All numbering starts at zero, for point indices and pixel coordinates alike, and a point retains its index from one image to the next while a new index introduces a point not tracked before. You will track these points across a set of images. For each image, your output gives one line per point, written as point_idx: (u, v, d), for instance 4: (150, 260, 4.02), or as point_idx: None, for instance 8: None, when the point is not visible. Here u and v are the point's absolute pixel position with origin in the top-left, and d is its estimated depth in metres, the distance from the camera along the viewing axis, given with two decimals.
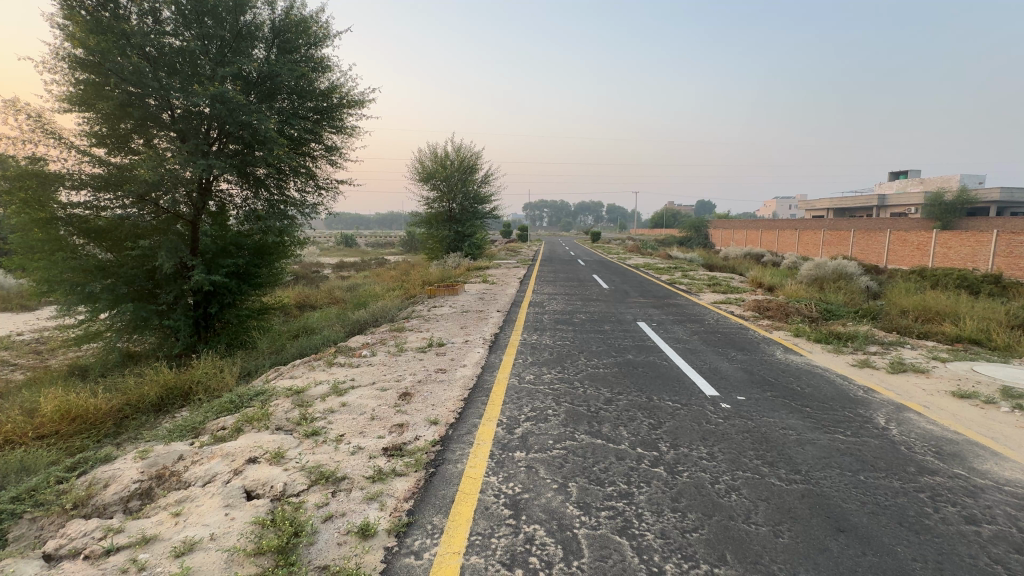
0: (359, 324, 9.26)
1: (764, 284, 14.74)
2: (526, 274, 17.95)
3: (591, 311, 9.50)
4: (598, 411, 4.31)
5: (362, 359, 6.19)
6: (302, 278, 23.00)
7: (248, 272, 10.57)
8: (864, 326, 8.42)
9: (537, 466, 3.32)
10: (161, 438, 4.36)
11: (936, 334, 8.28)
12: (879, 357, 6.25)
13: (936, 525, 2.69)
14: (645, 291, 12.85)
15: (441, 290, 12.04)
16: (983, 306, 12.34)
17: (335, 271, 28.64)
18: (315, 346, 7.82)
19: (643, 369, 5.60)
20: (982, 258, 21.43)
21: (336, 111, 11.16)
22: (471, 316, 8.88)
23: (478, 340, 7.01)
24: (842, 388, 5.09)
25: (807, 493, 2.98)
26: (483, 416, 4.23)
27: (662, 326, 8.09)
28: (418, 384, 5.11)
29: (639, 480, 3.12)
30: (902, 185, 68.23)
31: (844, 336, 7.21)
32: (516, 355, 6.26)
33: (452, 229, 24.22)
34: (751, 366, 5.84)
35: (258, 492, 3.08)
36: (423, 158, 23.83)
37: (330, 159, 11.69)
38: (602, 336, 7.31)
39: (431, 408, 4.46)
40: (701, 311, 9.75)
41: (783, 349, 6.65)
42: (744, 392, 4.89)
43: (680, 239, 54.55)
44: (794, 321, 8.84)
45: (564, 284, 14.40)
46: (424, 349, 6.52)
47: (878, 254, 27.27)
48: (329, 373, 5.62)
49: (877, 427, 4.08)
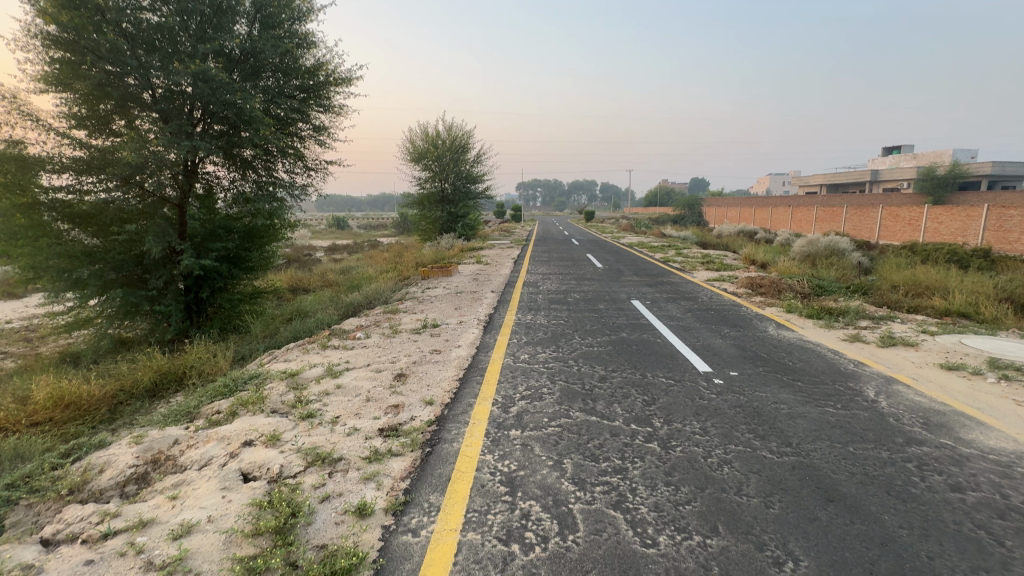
0: (353, 306, 9.22)
1: (757, 261, 14.80)
2: (520, 254, 17.91)
3: (585, 290, 9.49)
4: (593, 388, 4.34)
5: (356, 341, 6.17)
6: (294, 261, 22.77)
7: (239, 256, 10.46)
8: (855, 301, 8.49)
9: (533, 444, 3.35)
10: (156, 423, 4.35)
11: (926, 308, 8.38)
12: (869, 332, 6.31)
13: (922, 493, 2.75)
14: (638, 269, 12.86)
15: (435, 271, 11.98)
16: (971, 279, 12.50)
17: (328, 253, 28.40)
18: (309, 329, 7.79)
19: (637, 347, 5.63)
20: (972, 232, 21.64)
21: (322, 89, 10.89)
22: (465, 297, 8.86)
23: (473, 320, 7.01)
24: (833, 362, 5.15)
25: (797, 465, 3.03)
26: (479, 395, 4.24)
27: (655, 304, 8.11)
28: (413, 365, 5.11)
29: (633, 455, 3.16)
30: (896, 160, 68.19)
31: (835, 311, 7.27)
32: (510, 334, 6.26)
33: (445, 210, 24.01)
34: (745, 342, 5.89)
35: (255, 474, 3.09)
36: (414, 136, 23.43)
37: (319, 139, 11.45)
38: (596, 315, 7.32)
39: (426, 388, 4.47)
40: (695, 289, 9.77)
41: (775, 325, 6.71)
42: (737, 367, 4.95)
43: (673, 217, 54.46)
44: (786, 297, 8.90)
45: (558, 264, 14.37)
46: (418, 331, 6.51)
47: (870, 229, 27.42)
48: (324, 356, 5.60)
49: (867, 399, 4.14)
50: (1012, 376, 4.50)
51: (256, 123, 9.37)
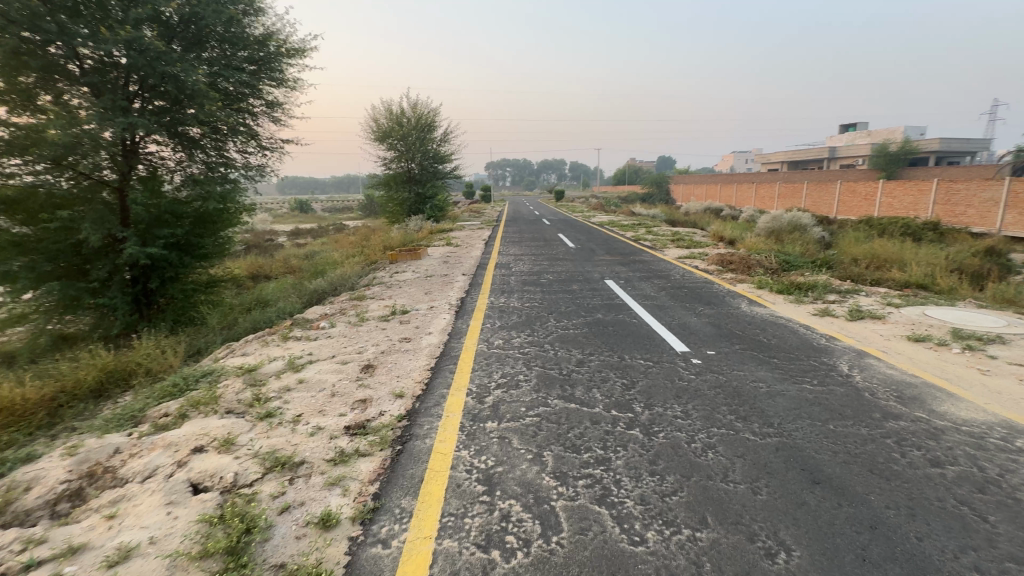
0: (317, 294, 8.76)
1: (725, 238, 14.99)
2: (491, 235, 17.58)
3: (558, 271, 9.31)
4: (570, 374, 4.19)
5: (320, 332, 5.82)
6: (254, 247, 21.70)
7: (190, 244, 9.77)
8: (820, 275, 8.64)
9: (510, 436, 3.17)
10: (96, 429, 3.94)
11: (887, 280, 8.60)
12: (837, 305, 6.41)
13: (904, 470, 2.73)
14: (610, 248, 12.79)
15: (403, 255, 11.54)
16: (924, 251, 13.01)
17: (291, 238, 27.26)
18: (270, 319, 7.34)
19: (614, 328, 5.52)
20: (923, 207, 22.59)
21: (274, 62, 10.18)
22: (436, 281, 8.54)
23: (444, 305, 6.75)
24: (805, 337, 5.17)
25: (781, 446, 2.97)
26: (452, 385, 4.03)
27: (629, 284, 8.02)
28: (381, 355, 4.83)
29: (615, 444, 3.03)
30: (851, 137, 70.56)
31: (804, 286, 7.35)
32: (483, 319, 6.04)
33: (412, 191, 23.33)
34: (719, 319, 5.87)
35: (206, 485, 2.80)
36: (377, 115, 22.52)
37: (273, 116, 10.76)
38: (570, 296, 7.16)
39: (396, 380, 4.22)
40: (667, 267, 9.74)
41: (747, 302, 6.72)
42: (714, 345, 4.90)
43: (642, 196, 54.91)
44: (755, 273, 8.98)
45: (529, 245, 14.16)
46: (386, 318, 6.20)
47: (829, 205, 28.29)
48: (285, 348, 5.24)
49: (841, 374, 4.15)
50: (975, 346, 4.61)
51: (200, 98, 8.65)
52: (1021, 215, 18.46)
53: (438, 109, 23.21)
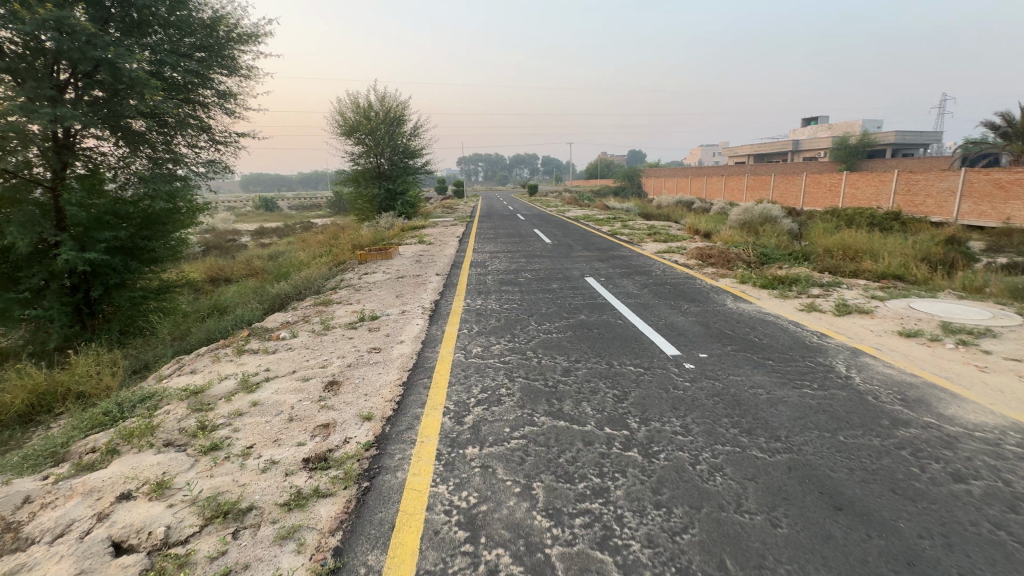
0: (280, 299, 8.14)
1: (700, 231, 14.96)
2: (465, 231, 17.10)
3: (536, 269, 8.95)
4: (556, 385, 3.84)
5: (279, 343, 5.28)
6: (214, 248, 20.53)
7: (136, 247, 8.97)
8: (799, 268, 8.55)
9: (494, 465, 2.79)
10: (6, 470, 3.36)
11: (865, 271, 8.58)
12: (822, 300, 6.27)
13: (928, 488, 2.49)
14: (588, 243, 12.52)
15: (373, 255, 10.97)
16: (892, 241, 13.24)
17: (254, 238, 26.01)
18: (225, 329, 6.70)
19: (599, 331, 5.19)
20: (885, 197, 23.21)
21: (224, 48, 9.45)
22: (408, 283, 8.05)
23: (417, 310, 6.30)
24: (796, 335, 4.96)
25: (793, 465, 2.69)
26: (426, 404, 3.61)
27: (610, 281, 7.73)
28: (347, 370, 4.37)
29: (612, 470, 2.70)
30: (813, 130, 72.74)
31: (787, 280, 7.22)
32: (459, 324, 5.63)
33: (382, 186, 22.59)
34: (707, 318, 5.62)
35: (130, 544, 2.33)
36: (344, 108, 21.66)
37: (226, 107, 10.01)
38: (551, 296, 6.81)
39: (364, 399, 3.78)
40: (646, 262, 9.51)
41: (732, 298, 6.52)
42: (705, 347, 4.62)
43: (614, 190, 55.15)
44: (736, 267, 8.84)
45: (505, 241, 13.78)
46: (354, 325, 5.71)
47: (795, 196, 28.89)
48: (238, 364, 4.70)
49: (840, 376, 3.93)
50: (969, 341, 4.49)
51: (137, 86, 7.84)
52: (977, 205, 19.30)
53: (407, 103, 22.48)
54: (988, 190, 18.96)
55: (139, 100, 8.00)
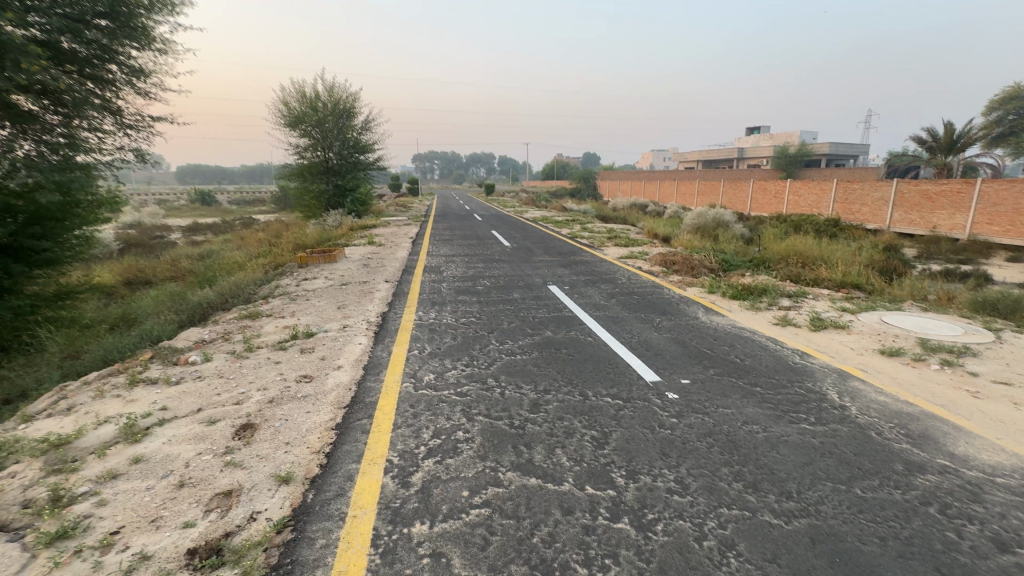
0: (200, 309, 7.05)
1: (659, 236, 14.86)
2: (419, 232, 16.24)
3: (495, 275, 8.31)
4: (524, 426, 3.21)
5: (186, 371, 4.33)
6: (136, 245, 18.46)
7: (25, 248, 7.66)
8: (762, 277, 8.40)
9: (448, 552, 2.13)
10: None
11: (824, 280, 8.55)
12: (794, 312, 6.03)
13: (976, 564, 2.06)
14: (548, 247, 12.01)
15: (315, 258, 9.98)
16: (839, 248, 13.62)
17: (185, 235, 23.76)
18: (125, 347, 5.60)
19: (568, 352, 4.62)
20: (825, 204, 24.28)
21: (134, 17, 8.12)
22: (352, 291, 7.19)
23: (360, 325, 5.49)
24: (777, 354, 4.60)
25: (816, 537, 2.21)
26: (363, 456, 2.89)
27: (575, 290, 7.22)
28: (267, 408, 3.54)
29: (601, 555, 2.11)
30: (756, 139, 76.49)
31: (756, 290, 6.98)
32: (408, 343, 4.89)
33: (330, 182, 21.24)
34: (682, 335, 5.17)
35: None
36: (287, 97, 20.11)
37: (135, 87, 8.69)
38: (512, 308, 6.20)
39: (285, 449, 3.00)
40: (610, 269, 9.10)
41: (704, 310, 6.16)
42: (686, 372, 4.14)
43: (571, 191, 55.48)
44: (701, 275, 8.59)
45: (462, 244, 13.07)
46: (283, 346, 4.84)
47: (742, 202, 29.86)
48: (125, 401, 3.74)
49: (835, 406, 3.53)
50: (953, 361, 4.27)
51: (11, 53, 6.57)
52: (907, 214, 20.49)
53: (357, 94, 21.19)
54: (917, 200, 20.14)
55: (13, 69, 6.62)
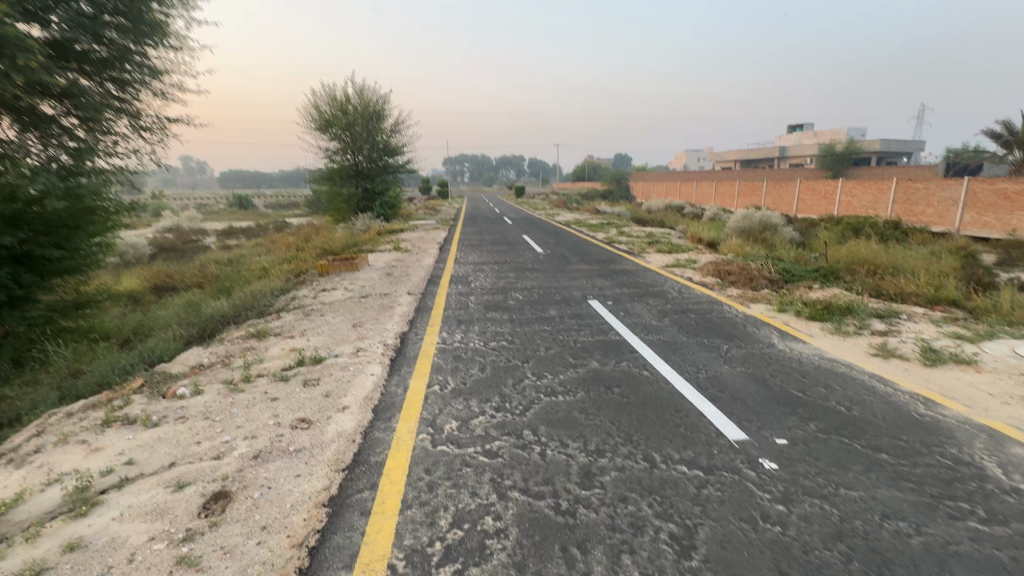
0: (211, 323, 6.54)
1: (703, 240, 13.73)
2: (448, 237, 15.64)
3: (528, 288, 7.51)
4: (575, 512, 2.38)
5: (170, 407, 3.70)
6: (169, 250, 18.60)
7: (37, 256, 7.15)
8: (836, 291, 7.27)
9: None
10: None
11: (910, 295, 7.33)
12: (895, 339, 4.94)
13: None
14: (585, 254, 11.13)
15: (337, 265, 9.43)
16: (910, 255, 12.14)
17: (220, 239, 24.04)
18: (122, 369, 5.06)
19: (621, 392, 3.75)
20: (883, 205, 22.33)
21: (148, 12, 7.66)
22: (371, 305, 6.52)
23: (375, 350, 4.76)
24: (893, 401, 3.59)
25: None
26: (358, 558, 2.12)
27: (620, 306, 6.33)
28: (251, 467, 2.84)
29: None
30: (798, 137, 72.95)
31: (838, 308, 5.90)
32: (427, 376, 4.12)
33: (359, 186, 20.96)
34: (760, 369, 4.21)
35: None
36: (318, 101, 19.91)
37: (151, 87, 8.28)
38: (550, 330, 5.35)
39: (257, 538, 2.26)
40: (657, 280, 8.15)
41: (779, 335, 5.15)
42: (779, 426, 3.21)
43: (603, 193, 54.16)
44: (762, 288, 7.54)
45: (491, 249, 12.36)
46: (285, 377, 4.16)
47: (788, 203, 28.00)
48: (90, 450, 3.11)
49: (1008, 492, 2.53)
50: None
51: (8, 48, 5.98)
52: (980, 215, 18.44)
53: (387, 96, 20.82)
54: (992, 200, 18.10)
55: (6, 67, 6.04)
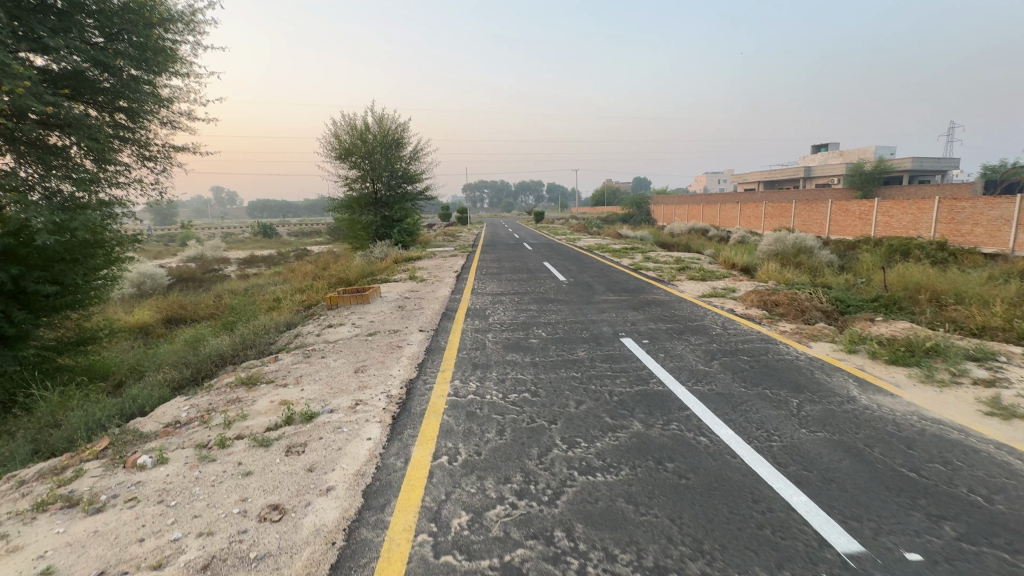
0: (206, 365, 5.99)
1: (738, 266, 12.86)
2: (466, 264, 15.15)
3: (552, 323, 6.79)
4: None
5: (124, 484, 3.05)
6: (189, 280, 18.57)
7: (32, 292, 6.77)
8: (907, 325, 6.33)
9: None
10: None
11: (995, 329, 6.32)
12: (1009, 391, 3.99)
13: None
14: (612, 282, 10.40)
15: (347, 297, 8.88)
16: (973, 279, 10.99)
17: (242, 268, 24.12)
18: (95, 424, 4.47)
19: (676, 468, 2.95)
20: (924, 225, 20.92)
21: (153, 38, 7.47)
22: (379, 345, 5.89)
23: (377, 404, 4.07)
24: None
25: None
26: None
27: (659, 345, 5.54)
28: None
29: None
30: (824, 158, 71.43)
31: (920, 348, 4.99)
32: (435, 441, 3.39)
33: (378, 213, 20.80)
34: (849, 435, 3.34)
35: None
36: (337, 130, 19.97)
37: (156, 115, 8.03)
38: (580, 377, 4.59)
39: None
40: (695, 312, 7.34)
41: (857, 384, 4.27)
42: (903, 530, 2.35)
43: (623, 216, 53.56)
44: (817, 322, 6.66)
45: (512, 278, 11.75)
46: (268, 441, 3.49)
47: (820, 224, 26.76)
48: (5, 551, 2.46)
49: None
50: None
51: None
52: None
53: (405, 124, 20.80)
54: None
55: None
